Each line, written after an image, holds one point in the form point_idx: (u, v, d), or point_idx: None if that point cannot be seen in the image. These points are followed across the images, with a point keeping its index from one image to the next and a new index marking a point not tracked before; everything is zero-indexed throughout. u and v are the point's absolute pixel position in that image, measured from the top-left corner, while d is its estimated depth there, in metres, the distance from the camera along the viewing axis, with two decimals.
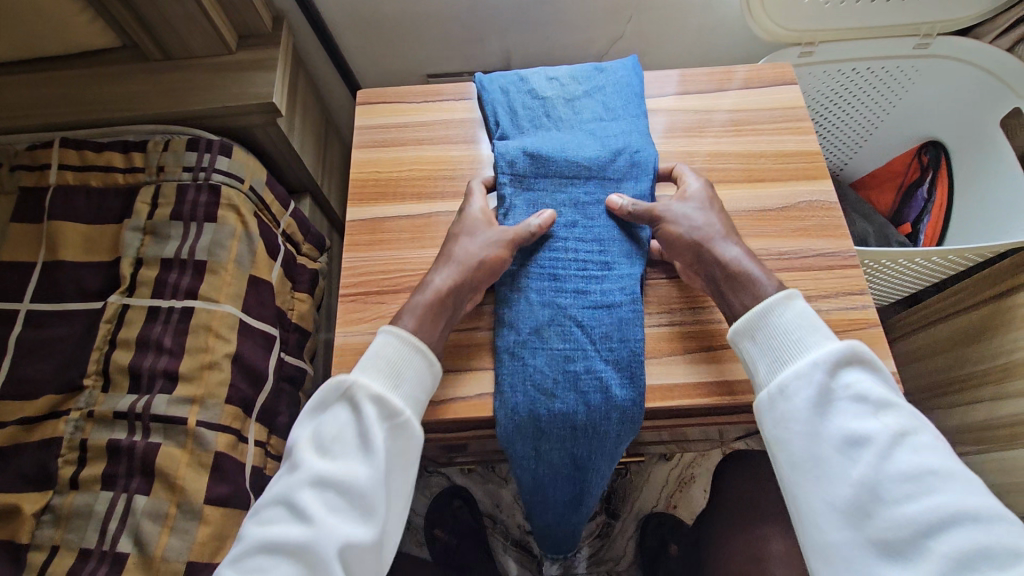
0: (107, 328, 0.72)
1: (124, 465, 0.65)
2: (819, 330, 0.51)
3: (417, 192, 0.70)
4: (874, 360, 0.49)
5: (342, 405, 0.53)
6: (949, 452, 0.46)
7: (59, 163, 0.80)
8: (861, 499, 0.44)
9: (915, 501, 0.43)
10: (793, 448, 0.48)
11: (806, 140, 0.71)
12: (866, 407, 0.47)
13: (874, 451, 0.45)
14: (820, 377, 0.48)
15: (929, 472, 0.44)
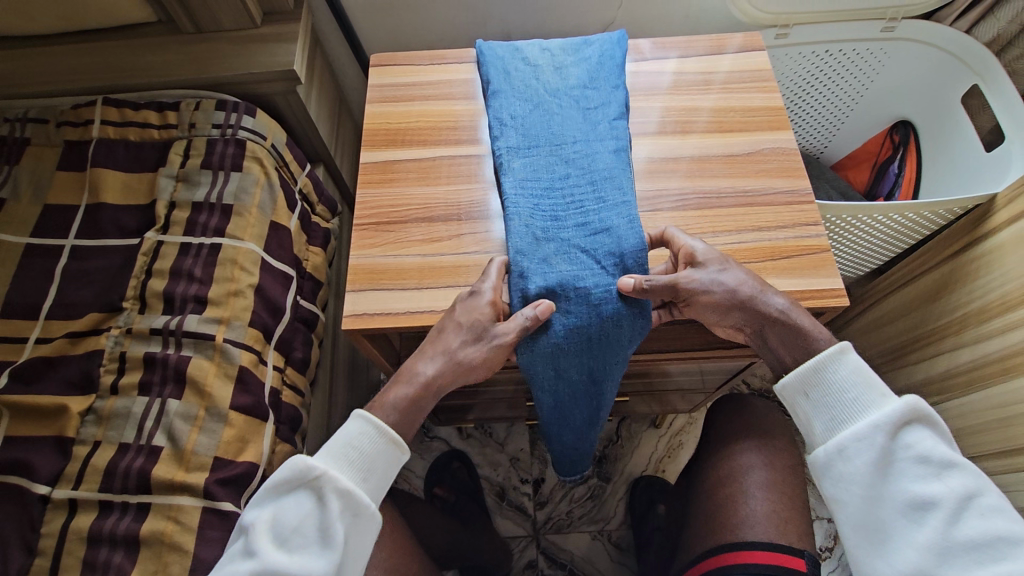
0: (144, 260, 0.80)
1: (159, 374, 0.73)
2: (875, 387, 0.58)
3: (423, 141, 0.79)
4: (934, 423, 0.57)
5: (302, 496, 0.58)
6: (1013, 513, 0.53)
7: (101, 119, 0.89)
8: (927, 562, 0.53)
9: (980, 565, 0.51)
10: (856, 509, 0.57)
11: (771, 97, 0.80)
12: (926, 475, 0.55)
13: (938, 515, 0.53)
14: (881, 439, 0.56)
15: (986, 533, 0.52)
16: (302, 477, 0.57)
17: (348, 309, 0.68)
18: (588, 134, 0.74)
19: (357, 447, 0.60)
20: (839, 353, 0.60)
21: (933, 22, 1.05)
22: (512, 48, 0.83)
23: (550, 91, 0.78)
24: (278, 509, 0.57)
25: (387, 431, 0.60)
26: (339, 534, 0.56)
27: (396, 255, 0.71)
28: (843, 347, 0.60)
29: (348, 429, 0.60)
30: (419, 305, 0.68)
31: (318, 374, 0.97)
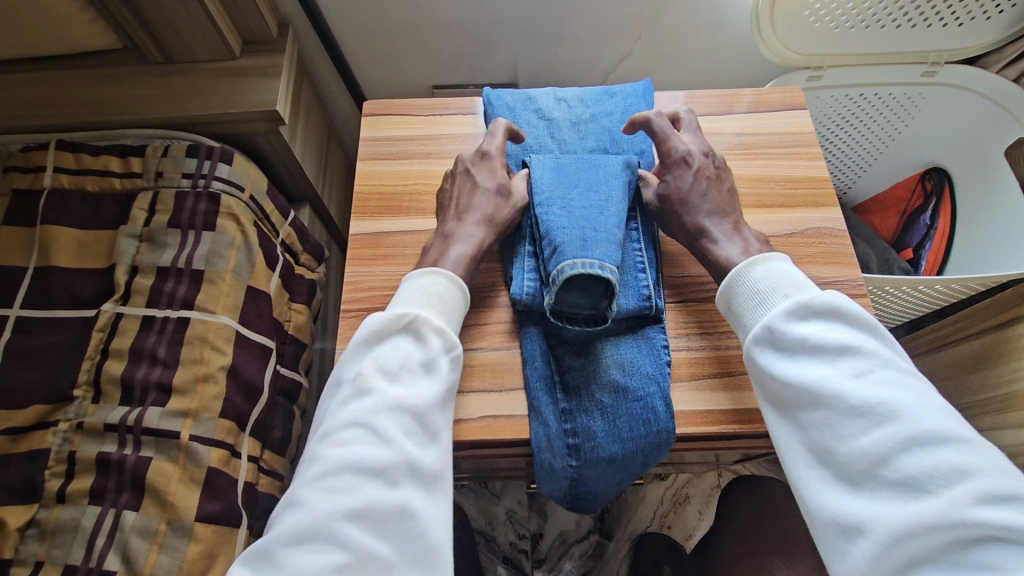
0: (99, 337, 0.70)
1: (113, 479, 0.63)
2: (794, 285, 0.50)
3: (422, 208, 0.69)
4: (838, 302, 0.47)
5: (399, 340, 0.50)
6: (911, 381, 0.43)
7: (54, 165, 0.79)
8: (820, 441, 0.44)
9: (867, 434, 0.42)
10: (769, 399, 0.48)
11: (815, 166, 0.71)
12: (823, 356, 0.45)
13: (827, 395, 0.44)
14: (780, 328, 0.48)
15: (889, 404, 0.42)
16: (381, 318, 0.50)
17: None
18: None
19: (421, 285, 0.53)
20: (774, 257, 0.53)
21: (979, 68, 0.97)
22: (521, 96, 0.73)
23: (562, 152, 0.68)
24: (373, 351, 0.49)
25: (459, 281, 0.55)
26: (445, 369, 0.49)
27: None
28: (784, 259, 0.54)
29: (422, 279, 0.54)
30: None
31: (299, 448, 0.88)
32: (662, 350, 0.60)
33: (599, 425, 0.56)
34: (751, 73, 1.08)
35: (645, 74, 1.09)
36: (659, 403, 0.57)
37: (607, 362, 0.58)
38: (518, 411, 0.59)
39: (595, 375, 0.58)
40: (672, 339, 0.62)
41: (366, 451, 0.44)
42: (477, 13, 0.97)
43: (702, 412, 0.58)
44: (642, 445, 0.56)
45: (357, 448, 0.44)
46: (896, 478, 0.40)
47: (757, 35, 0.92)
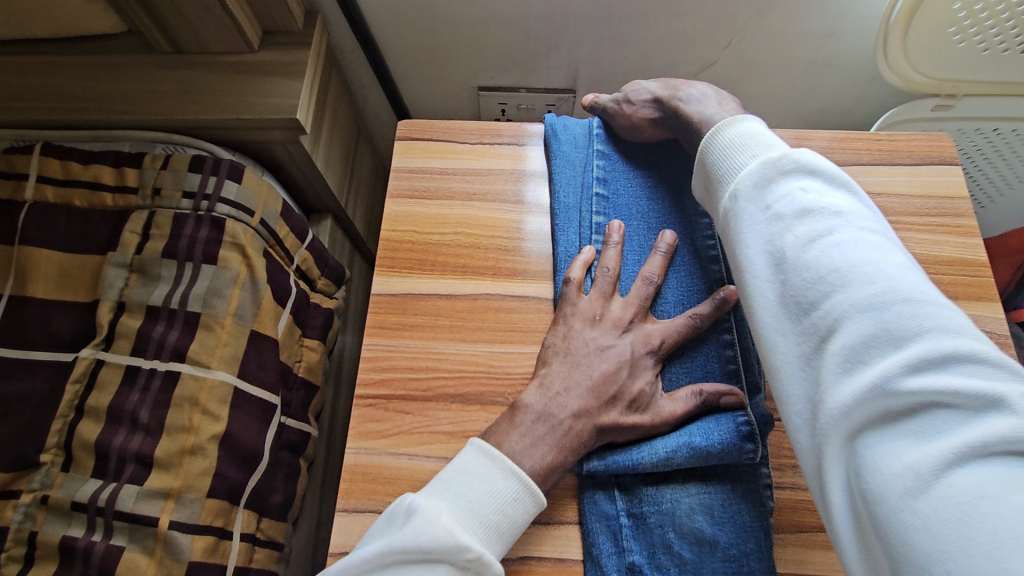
0: (75, 390, 0.60)
1: (78, 572, 0.53)
2: (750, 152, 0.45)
3: (460, 265, 0.56)
4: (812, 161, 0.42)
5: (437, 568, 0.38)
6: (878, 241, 0.37)
7: (38, 173, 0.67)
8: (782, 317, 0.38)
9: (828, 299, 0.36)
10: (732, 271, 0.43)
11: (970, 244, 0.55)
12: (785, 217, 0.40)
13: (788, 260, 0.38)
14: (740, 198, 0.43)
15: (850, 267, 0.36)
16: (446, 515, 0.40)
17: (333, 544, 0.46)
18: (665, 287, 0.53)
19: (514, 494, 0.42)
20: (729, 124, 0.49)
21: None
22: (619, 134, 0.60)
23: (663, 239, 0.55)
24: (404, 555, 0.38)
25: (535, 492, 0.43)
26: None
27: (411, 454, 0.49)
28: (751, 117, 0.49)
29: (488, 464, 0.43)
30: None
31: (302, 507, 0.76)
32: (765, 496, 0.45)
33: None
34: (860, 94, 0.90)
35: (731, 86, 0.92)
36: (756, 566, 0.43)
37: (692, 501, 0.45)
38: (569, 555, 0.46)
39: (674, 516, 0.45)
40: (774, 473, 0.48)
41: None
42: (541, 9, 0.81)
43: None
44: None
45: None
46: (846, 344, 0.34)
47: (882, 55, 0.74)
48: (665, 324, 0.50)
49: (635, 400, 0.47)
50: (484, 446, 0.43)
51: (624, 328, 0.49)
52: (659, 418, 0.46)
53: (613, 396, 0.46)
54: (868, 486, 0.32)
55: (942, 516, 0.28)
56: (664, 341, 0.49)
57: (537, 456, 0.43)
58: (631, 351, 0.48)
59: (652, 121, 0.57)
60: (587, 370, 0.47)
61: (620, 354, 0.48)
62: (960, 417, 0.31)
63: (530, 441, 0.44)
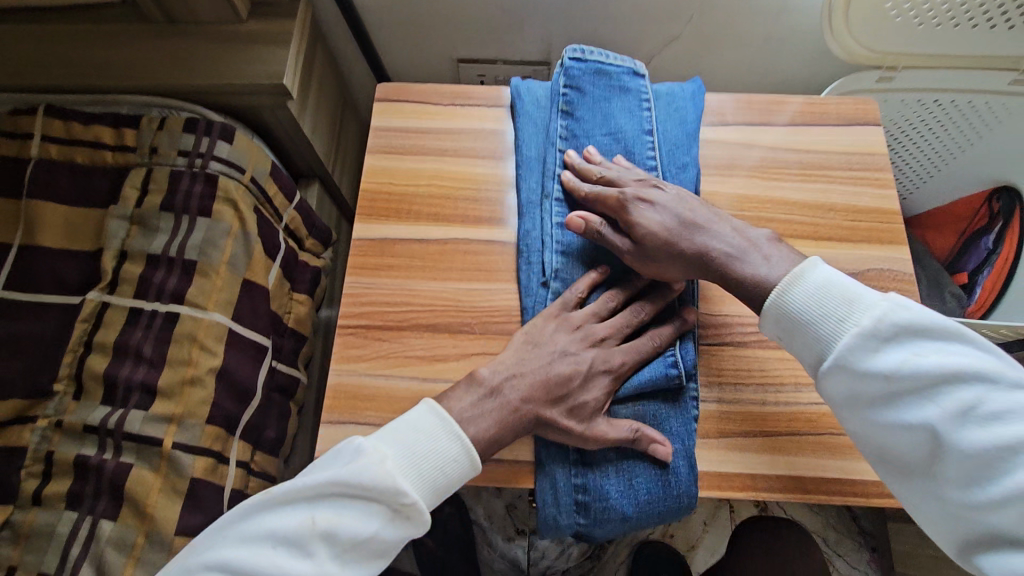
0: (83, 328, 0.66)
1: (92, 485, 0.60)
2: (835, 313, 0.45)
3: (432, 214, 0.62)
4: (908, 319, 0.42)
5: (373, 505, 0.44)
6: (1015, 402, 0.40)
7: (42, 133, 0.72)
8: (955, 497, 0.41)
9: (995, 484, 0.39)
10: (871, 442, 0.45)
11: (885, 195, 0.62)
12: (921, 394, 0.42)
13: (942, 446, 0.41)
14: (863, 378, 0.43)
15: (1010, 448, 0.39)
16: (390, 462, 0.45)
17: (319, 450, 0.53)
18: None
19: (455, 455, 0.47)
20: (795, 274, 0.48)
21: None
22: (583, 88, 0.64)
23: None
24: (345, 489, 0.44)
25: (473, 456, 0.48)
26: (405, 522, 0.45)
27: (387, 375, 0.55)
28: (818, 258, 0.48)
29: (435, 424, 0.47)
30: None
31: (293, 445, 0.83)
32: (689, 404, 0.53)
33: (612, 483, 0.51)
34: (813, 68, 0.97)
35: (694, 60, 0.98)
36: (681, 463, 0.51)
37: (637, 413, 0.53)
38: (524, 458, 0.53)
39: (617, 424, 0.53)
40: (703, 388, 0.55)
41: (293, 564, 0.42)
42: None
43: (730, 475, 0.52)
44: (659, 509, 0.51)
45: (270, 573, 0.41)
46: None
47: (827, 28, 0.80)
48: (630, 346, 0.53)
49: (580, 407, 0.50)
50: (438, 409, 0.48)
51: (592, 341, 0.53)
52: (594, 430, 0.50)
53: (560, 397, 0.51)
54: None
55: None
56: (624, 363, 0.53)
57: (481, 426, 0.49)
58: (589, 364, 0.52)
59: (682, 264, 0.53)
60: (548, 366, 0.52)
61: (579, 363, 0.52)
62: None
63: (476, 410, 0.49)
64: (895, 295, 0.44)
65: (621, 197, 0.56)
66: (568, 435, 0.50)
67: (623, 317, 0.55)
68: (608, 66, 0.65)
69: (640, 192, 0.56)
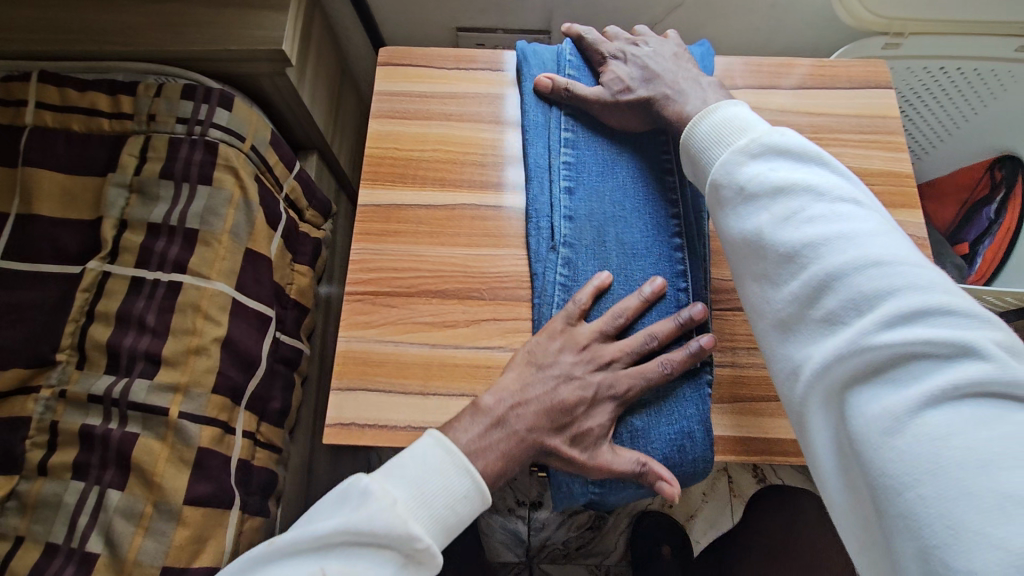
0: (84, 298, 0.65)
1: (98, 455, 0.59)
2: (725, 139, 0.48)
3: (439, 178, 0.61)
4: (779, 141, 0.44)
5: (385, 552, 0.40)
6: (841, 209, 0.40)
7: (36, 100, 0.70)
8: (775, 298, 0.42)
9: (797, 275, 0.40)
10: (727, 254, 0.46)
11: (897, 158, 0.61)
12: (762, 197, 0.43)
13: (764, 245, 0.42)
14: (725, 187, 0.46)
15: (818, 243, 0.39)
16: (400, 505, 0.41)
17: (330, 416, 0.52)
18: (631, 200, 0.58)
19: (465, 490, 0.44)
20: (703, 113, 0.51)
21: None
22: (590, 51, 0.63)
23: (624, 184, 0.59)
24: (355, 537, 0.40)
25: (484, 489, 0.45)
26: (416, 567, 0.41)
27: (396, 341, 0.54)
28: (735, 100, 0.51)
29: (441, 457, 0.44)
30: (422, 417, 0.52)
31: (298, 418, 0.82)
32: (704, 370, 0.52)
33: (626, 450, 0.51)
34: (820, 36, 0.95)
35: (700, 28, 0.96)
36: (696, 427, 0.50)
37: (649, 426, 0.51)
38: None
39: (630, 422, 0.51)
40: (716, 352, 0.54)
41: None
42: None
43: (745, 439, 0.52)
44: (673, 473, 0.50)
45: None
46: (829, 309, 0.38)
47: None
48: (638, 371, 0.51)
49: (582, 435, 0.49)
50: (443, 441, 0.45)
51: (599, 366, 0.51)
52: (595, 464, 0.48)
53: (562, 426, 0.49)
54: (854, 429, 0.36)
55: (918, 448, 0.32)
56: (630, 391, 0.50)
57: (488, 459, 0.46)
58: (595, 389, 0.50)
59: (634, 111, 0.58)
60: (549, 393, 0.50)
61: (584, 389, 0.50)
62: (938, 366, 0.34)
63: (483, 443, 0.47)
64: (782, 129, 0.46)
65: (603, 52, 0.61)
66: (570, 465, 0.49)
67: (632, 342, 0.51)
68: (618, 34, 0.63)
69: (621, 47, 0.61)
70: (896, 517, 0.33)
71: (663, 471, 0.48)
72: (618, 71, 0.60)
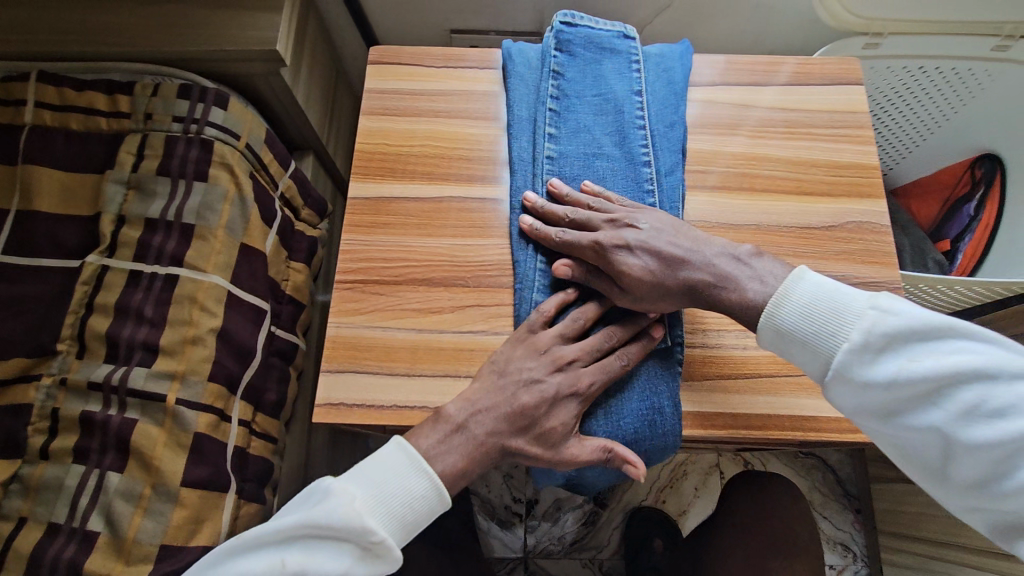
0: (84, 290, 0.67)
1: (98, 440, 0.61)
2: (836, 330, 0.45)
3: (427, 173, 0.63)
4: (898, 329, 0.43)
5: (344, 544, 0.44)
6: (989, 376, 0.42)
7: (36, 99, 0.73)
8: (955, 465, 0.44)
9: (984, 451, 0.42)
10: (886, 441, 0.46)
11: (865, 151, 0.64)
12: (919, 396, 0.43)
13: (945, 441, 0.43)
14: (868, 395, 0.44)
15: (998, 428, 0.41)
16: (358, 502, 0.45)
17: (321, 398, 0.54)
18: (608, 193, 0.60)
19: (424, 490, 0.47)
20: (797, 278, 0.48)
21: None
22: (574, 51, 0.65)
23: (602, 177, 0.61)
24: (316, 531, 0.44)
25: (443, 489, 0.47)
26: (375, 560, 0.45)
27: (385, 327, 0.57)
28: (806, 273, 0.47)
29: (402, 461, 0.47)
30: (408, 399, 0.54)
31: (293, 408, 0.84)
32: (676, 351, 0.54)
33: (600, 425, 0.52)
34: (800, 36, 0.98)
35: (683, 29, 0.98)
36: (666, 403, 0.52)
37: (615, 414, 0.52)
38: None
39: (606, 403, 0.53)
40: (688, 335, 0.56)
41: None
42: None
43: (713, 415, 0.53)
44: (645, 447, 0.52)
45: None
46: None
47: None
48: (599, 369, 0.51)
49: (547, 434, 0.50)
50: (404, 443, 0.47)
51: (559, 367, 0.51)
52: (560, 458, 0.50)
53: (524, 427, 0.50)
54: None
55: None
56: (591, 386, 0.51)
57: (448, 462, 0.48)
58: (555, 390, 0.50)
59: (671, 298, 0.52)
60: (510, 397, 0.50)
61: (545, 390, 0.50)
62: None
63: (443, 448, 0.48)
64: (886, 297, 0.45)
65: (598, 249, 0.54)
66: (535, 461, 0.50)
67: (592, 341, 0.52)
68: (598, 32, 0.66)
69: (613, 224, 0.55)
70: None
71: (628, 454, 0.49)
72: (632, 262, 0.52)
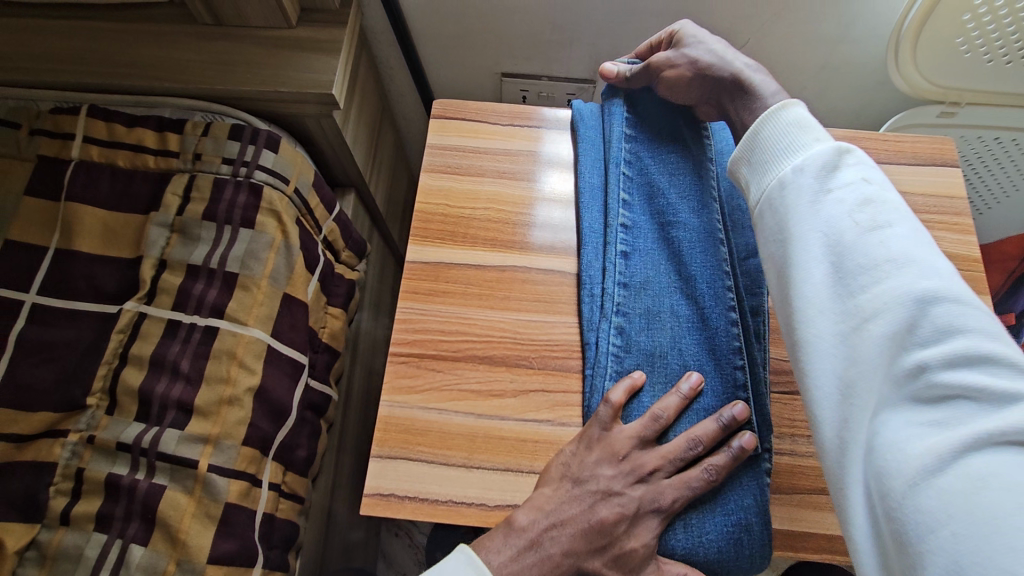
0: (118, 340, 0.63)
1: (122, 506, 0.57)
2: (811, 130, 0.44)
3: (489, 238, 0.59)
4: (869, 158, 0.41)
5: None
6: (918, 240, 0.37)
7: (84, 134, 0.70)
8: (834, 290, 0.38)
9: (867, 287, 0.37)
10: (776, 253, 0.43)
11: (962, 241, 0.59)
12: (840, 203, 0.40)
13: (834, 250, 0.39)
14: (796, 184, 0.42)
15: (895, 265, 0.36)
16: None
17: (369, 486, 0.50)
18: (689, 269, 0.55)
19: None
20: (785, 104, 0.47)
21: None
22: (650, 116, 0.61)
23: (681, 250, 0.56)
24: None
25: None
26: None
27: (442, 410, 0.52)
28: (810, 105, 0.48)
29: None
30: (464, 492, 0.49)
31: (321, 464, 0.79)
32: (763, 459, 0.49)
33: (680, 540, 0.48)
34: (870, 96, 0.94)
35: None
36: (754, 520, 0.47)
37: (696, 528, 0.48)
38: None
39: (686, 517, 0.48)
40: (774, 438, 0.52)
41: None
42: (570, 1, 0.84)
43: (804, 534, 0.49)
44: (728, 566, 0.48)
45: None
46: (888, 322, 0.35)
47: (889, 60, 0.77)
48: (681, 482, 0.48)
49: (625, 556, 0.47)
50: (474, 558, 0.46)
51: (640, 478, 0.48)
52: None
53: (602, 546, 0.48)
54: (885, 454, 0.34)
55: (957, 488, 0.31)
56: (674, 503, 0.48)
57: None
58: (636, 505, 0.48)
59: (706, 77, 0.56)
60: (587, 514, 0.48)
61: (624, 506, 0.48)
62: (983, 410, 0.32)
63: (514, 567, 0.45)
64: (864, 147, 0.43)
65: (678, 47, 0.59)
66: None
67: (675, 448, 0.48)
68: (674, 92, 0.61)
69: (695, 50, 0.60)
70: (919, 547, 0.31)
71: None
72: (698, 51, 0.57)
